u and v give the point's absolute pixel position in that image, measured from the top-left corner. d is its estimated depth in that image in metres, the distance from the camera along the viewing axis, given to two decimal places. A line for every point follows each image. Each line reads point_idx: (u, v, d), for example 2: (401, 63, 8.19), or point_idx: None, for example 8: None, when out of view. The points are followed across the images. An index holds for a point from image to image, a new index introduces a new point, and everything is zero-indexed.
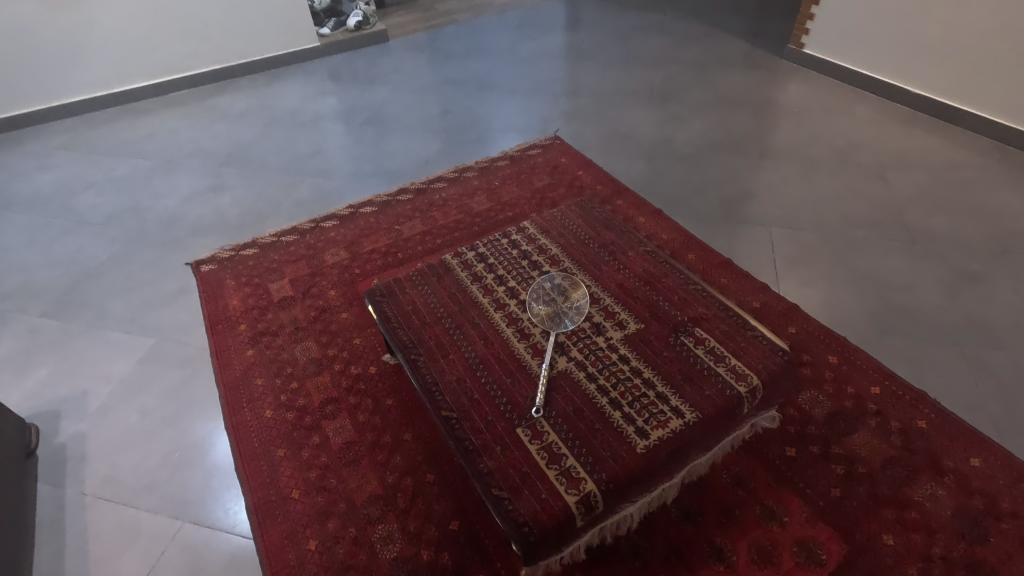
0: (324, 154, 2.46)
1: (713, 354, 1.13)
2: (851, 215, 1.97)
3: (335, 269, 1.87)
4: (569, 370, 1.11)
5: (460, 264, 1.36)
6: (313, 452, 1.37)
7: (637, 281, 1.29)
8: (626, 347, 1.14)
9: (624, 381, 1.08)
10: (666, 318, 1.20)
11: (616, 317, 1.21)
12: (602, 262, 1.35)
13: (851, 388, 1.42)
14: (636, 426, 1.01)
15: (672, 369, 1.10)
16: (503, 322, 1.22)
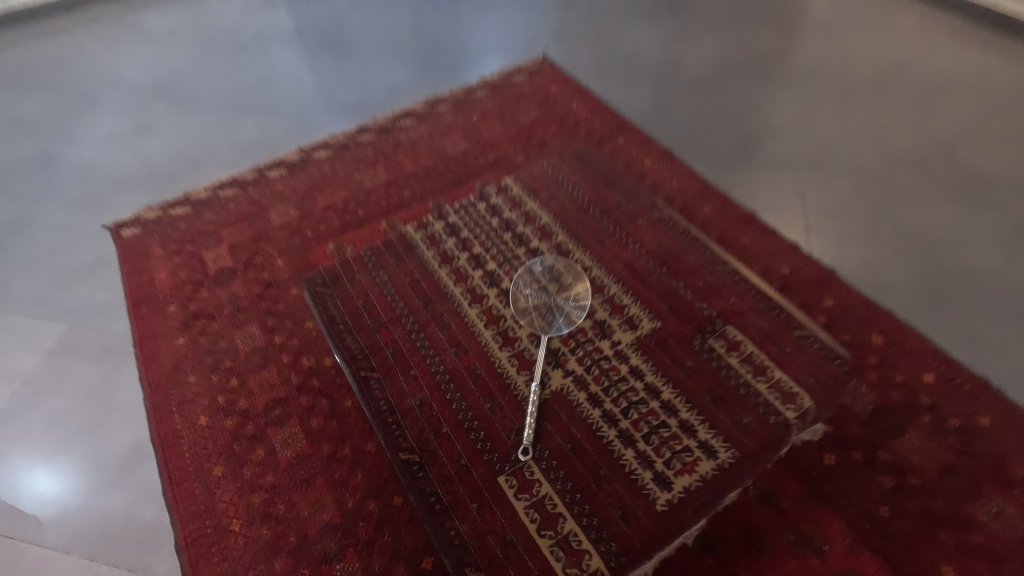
0: (270, 84, 2.06)
1: (750, 363, 1.02)
2: (897, 152, 1.65)
3: (284, 232, 1.57)
4: (570, 394, 1.03)
5: (433, 250, 1.25)
6: (257, 470, 1.14)
7: (650, 260, 1.18)
8: (636, 356, 1.05)
9: (636, 407, 1.00)
10: (689, 314, 1.09)
11: (622, 319, 1.10)
12: (606, 233, 1.23)
13: (899, 376, 1.19)
14: (648, 459, 0.95)
15: (695, 387, 1.00)
16: (482, 322, 1.13)
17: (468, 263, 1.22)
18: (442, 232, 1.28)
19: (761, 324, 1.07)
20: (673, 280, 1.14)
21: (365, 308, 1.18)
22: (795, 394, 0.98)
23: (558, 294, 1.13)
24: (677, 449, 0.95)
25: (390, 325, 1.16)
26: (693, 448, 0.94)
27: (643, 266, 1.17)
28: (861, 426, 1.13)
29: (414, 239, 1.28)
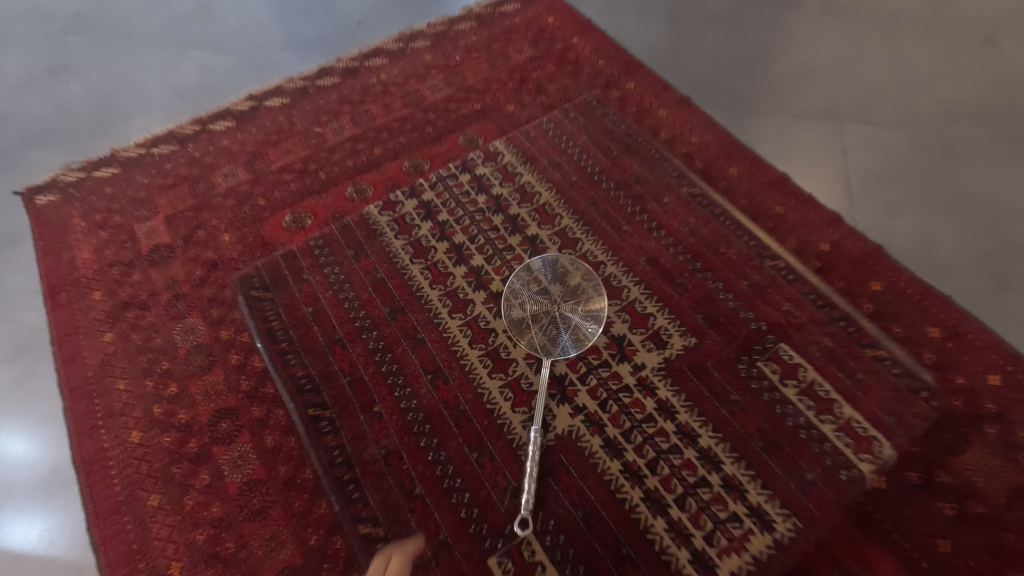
0: (213, 12, 1.71)
1: (811, 397, 0.94)
2: (956, 99, 1.38)
3: (230, 199, 1.32)
4: (582, 441, 0.92)
5: (409, 247, 1.13)
6: (201, 499, 0.95)
7: (681, 253, 1.08)
8: (667, 393, 0.95)
9: (665, 459, 0.90)
10: (732, 326, 1.00)
11: (643, 338, 1.00)
12: (623, 211, 1.13)
13: (962, 378, 1.00)
14: (685, 529, 0.85)
15: (739, 435, 0.91)
16: (467, 339, 1.02)
17: (450, 261, 1.10)
18: (414, 215, 1.16)
19: (825, 342, 0.99)
20: (700, 285, 1.05)
21: (315, 320, 1.08)
22: (872, 439, 0.91)
23: (562, 303, 0.98)
24: (721, 517, 0.85)
25: (349, 344, 1.05)
26: (742, 515, 0.85)
27: (675, 262, 1.07)
28: (923, 444, 0.93)
29: (378, 224, 1.16)
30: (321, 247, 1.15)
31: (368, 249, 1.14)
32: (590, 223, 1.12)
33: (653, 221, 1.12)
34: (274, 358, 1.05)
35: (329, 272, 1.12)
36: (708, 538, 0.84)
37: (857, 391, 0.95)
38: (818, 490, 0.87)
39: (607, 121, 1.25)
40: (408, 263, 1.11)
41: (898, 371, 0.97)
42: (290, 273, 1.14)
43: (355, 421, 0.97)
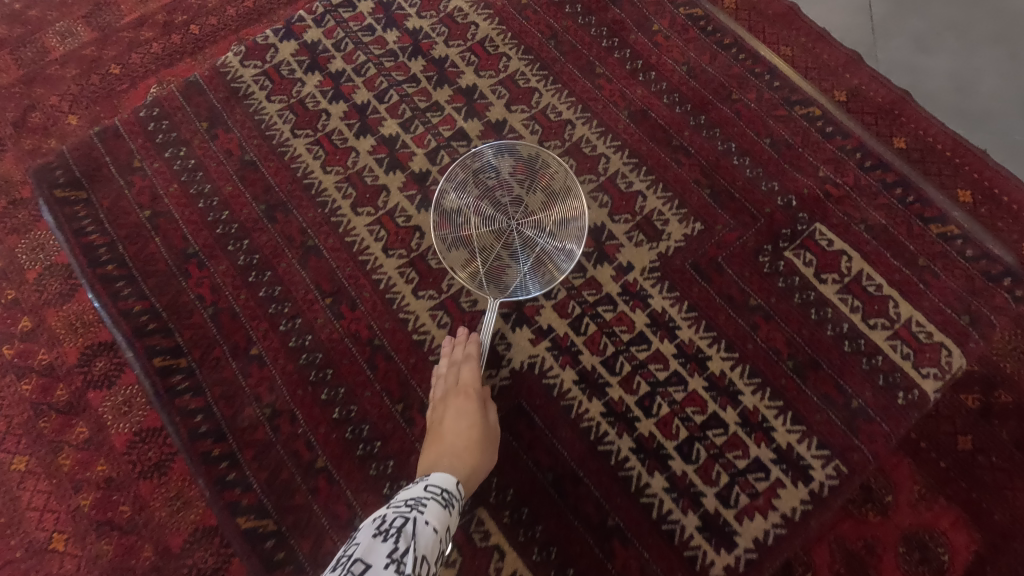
0: None
1: (855, 294, 0.78)
2: None
3: (72, 67, 0.98)
4: (550, 373, 0.76)
5: (291, 113, 0.86)
6: (80, 457, 0.76)
7: (669, 99, 0.85)
8: (665, 306, 0.77)
9: (662, 393, 0.75)
10: (751, 206, 0.80)
11: (627, 229, 0.80)
12: (591, 52, 0.87)
13: None
14: (692, 487, 0.72)
15: (758, 352, 0.76)
16: (380, 242, 0.80)
17: (348, 133, 0.84)
18: (293, 65, 0.88)
19: (878, 221, 0.80)
20: (706, 148, 0.83)
21: (153, 233, 0.83)
22: (939, 347, 0.76)
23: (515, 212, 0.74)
24: (740, 467, 0.73)
25: (205, 268, 0.81)
26: (768, 464, 0.73)
27: (670, 116, 0.84)
28: (992, 338, 0.76)
29: (242, 81, 0.88)
30: (157, 121, 0.88)
31: (227, 119, 0.87)
32: (549, 68, 0.86)
33: (638, 59, 0.86)
34: (98, 287, 0.82)
35: (172, 156, 0.86)
36: (723, 496, 0.72)
37: (919, 282, 0.78)
38: (870, 422, 0.74)
39: None
40: (290, 135, 0.85)
41: (971, 253, 0.79)
42: (110, 158, 0.87)
43: (228, 369, 0.77)
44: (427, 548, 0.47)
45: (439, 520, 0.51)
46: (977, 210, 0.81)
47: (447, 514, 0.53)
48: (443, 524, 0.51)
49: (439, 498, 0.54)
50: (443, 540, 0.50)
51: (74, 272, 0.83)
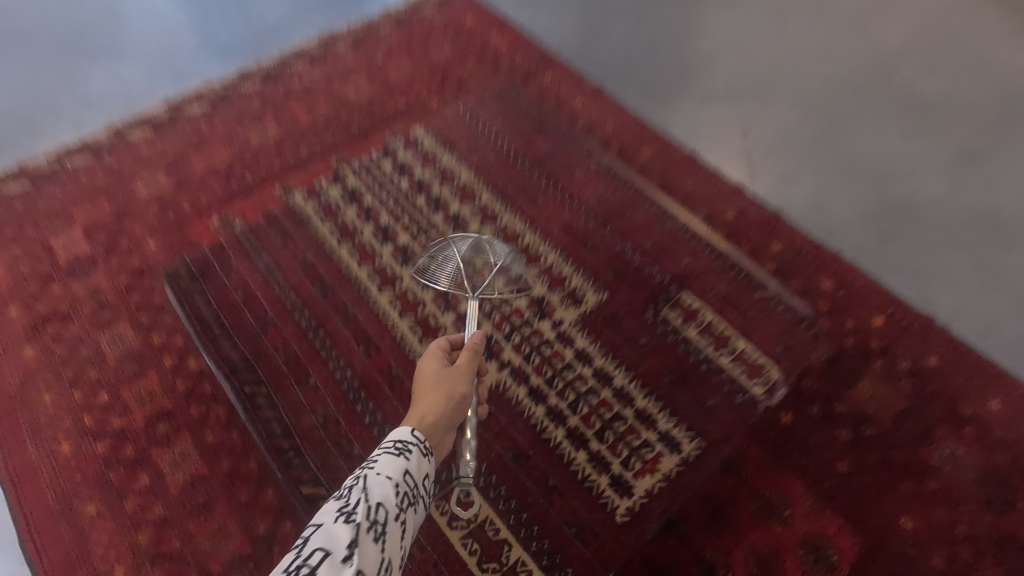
0: (120, 23, 1.69)
1: (711, 335, 1.05)
2: (840, 79, 1.54)
3: (154, 205, 1.30)
4: (507, 387, 1.00)
5: (332, 231, 1.17)
6: (141, 501, 0.94)
7: (592, 218, 1.16)
8: (582, 339, 1.03)
9: (585, 398, 0.99)
10: (639, 281, 1.09)
11: (560, 297, 1.07)
12: (541, 189, 1.20)
13: (851, 321, 1.13)
14: (607, 462, 0.94)
15: (652, 369, 1.01)
16: (394, 310, 1.07)
17: (377, 240, 1.15)
18: (339, 201, 1.21)
19: (721, 287, 1.10)
20: (607, 250, 1.13)
21: (238, 310, 1.09)
22: (763, 366, 1.02)
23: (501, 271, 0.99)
24: (640, 447, 0.95)
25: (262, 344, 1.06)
26: (659, 443, 0.95)
27: (586, 230, 1.15)
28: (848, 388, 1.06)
29: (305, 212, 1.20)
30: (248, 236, 1.18)
31: (289, 237, 1.17)
32: (507, 198, 1.19)
33: (567, 193, 1.20)
34: (207, 344, 1.05)
35: (258, 258, 1.15)
36: (628, 468, 0.93)
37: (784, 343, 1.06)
38: (721, 415, 0.98)
39: (510, 100, 1.34)
40: (336, 244, 1.15)
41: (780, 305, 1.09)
42: (215, 260, 1.15)
43: (291, 391, 1.01)
44: (383, 496, 0.58)
45: (392, 471, 0.61)
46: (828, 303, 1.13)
47: (404, 461, 0.63)
48: (398, 471, 0.62)
49: (394, 450, 0.64)
50: (403, 483, 0.61)
51: (159, 351, 1.08)
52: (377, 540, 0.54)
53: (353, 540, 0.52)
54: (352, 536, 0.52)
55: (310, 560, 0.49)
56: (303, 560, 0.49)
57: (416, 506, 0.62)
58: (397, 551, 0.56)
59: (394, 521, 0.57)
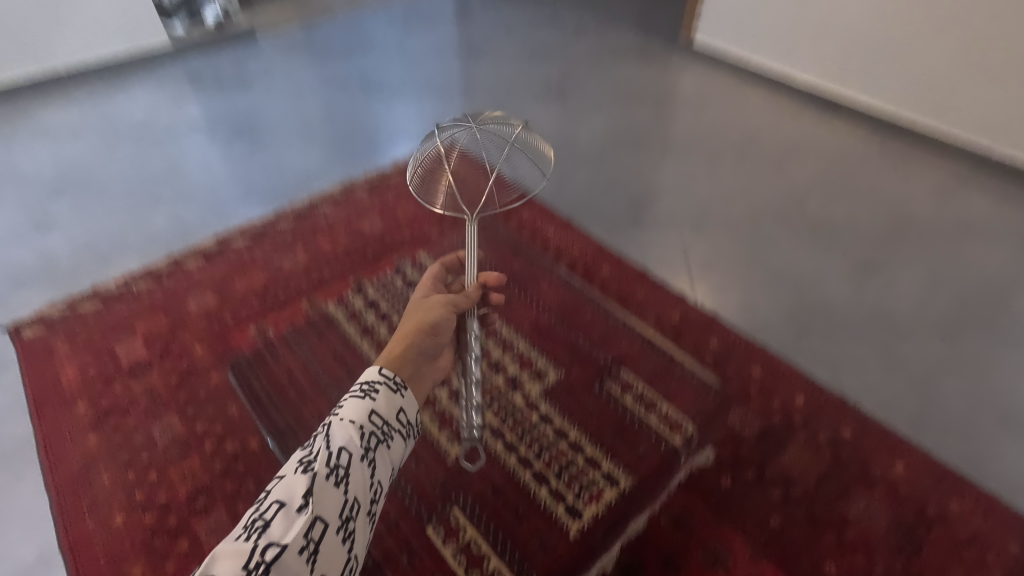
0: (182, 176, 2.10)
1: (642, 398, 1.06)
2: (760, 210, 1.92)
3: (202, 318, 1.57)
4: (485, 441, 1.05)
5: (353, 324, 1.46)
6: (181, 563, 1.11)
7: (553, 316, 1.29)
8: (545, 403, 1.09)
9: (548, 447, 1.03)
10: (586, 360, 1.17)
11: (526, 372, 1.16)
12: (513, 296, 1.35)
13: (777, 400, 1.37)
14: (565, 500, 0.96)
15: (599, 425, 1.04)
16: None
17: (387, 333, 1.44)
18: (362, 308, 1.50)
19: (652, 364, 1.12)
20: None
21: (279, 387, 1.29)
22: (681, 424, 1.00)
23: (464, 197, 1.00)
24: (593, 484, 0.96)
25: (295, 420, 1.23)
26: (608, 478, 0.96)
27: (547, 323, 1.27)
28: (776, 455, 1.27)
29: (337, 315, 1.48)
30: (292, 333, 1.40)
31: (320, 335, 1.42)
32: None
33: None
34: (257, 414, 1.25)
35: (297, 348, 1.37)
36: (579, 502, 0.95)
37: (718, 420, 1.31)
38: (646, 456, 0.97)
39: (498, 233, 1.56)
40: (359, 337, 1.43)
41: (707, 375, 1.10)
42: (266, 350, 1.36)
43: None
44: (346, 441, 0.71)
45: (356, 416, 0.74)
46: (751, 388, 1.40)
47: (369, 403, 0.76)
48: (362, 414, 0.75)
49: (360, 393, 0.77)
50: (368, 425, 0.74)
51: (202, 436, 1.30)
52: (337, 485, 0.67)
53: (307, 489, 0.64)
54: (306, 487, 0.65)
55: (268, 512, 0.63)
56: (262, 515, 0.62)
57: (387, 440, 0.76)
58: (361, 485, 0.70)
59: (357, 463, 0.70)
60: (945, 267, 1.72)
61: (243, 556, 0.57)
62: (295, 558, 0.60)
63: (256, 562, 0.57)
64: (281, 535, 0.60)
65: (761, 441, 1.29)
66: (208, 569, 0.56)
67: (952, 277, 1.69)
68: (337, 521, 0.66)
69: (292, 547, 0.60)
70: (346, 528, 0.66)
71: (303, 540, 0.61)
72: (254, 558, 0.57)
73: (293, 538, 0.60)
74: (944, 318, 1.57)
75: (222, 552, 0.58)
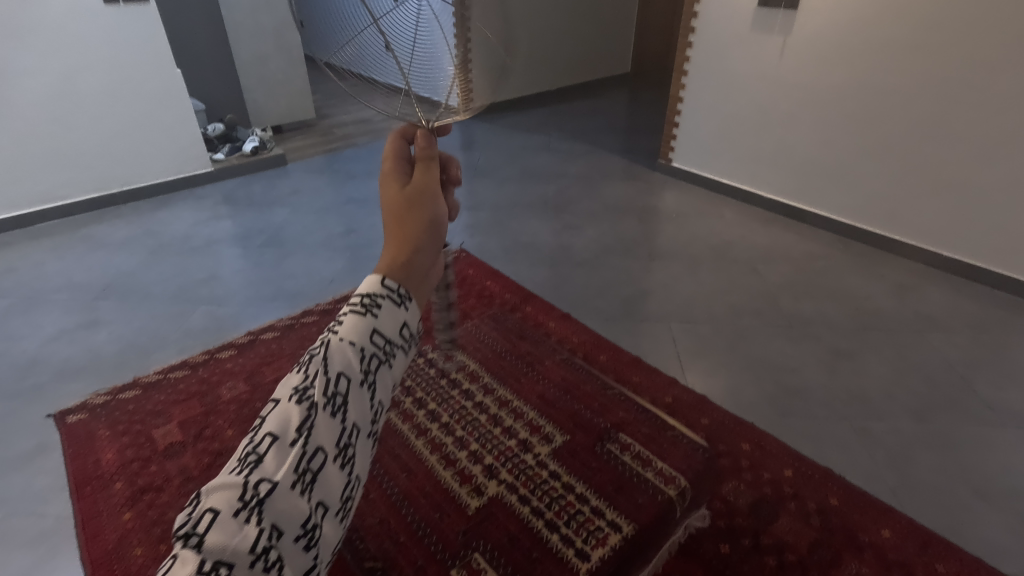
0: (218, 280, 2.33)
1: (639, 459, 1.28)
2: (738, 306, 2.13)
3: (233, 404, 1.71)
4: (501, 495, 1.24)
5: None
6: None
7: (558, 390, 1.56)
8: (554, 462, 1.30)
9: (558, 499, 1.21)
10: (587, 428, 1.40)
11: (536, 437, 1.38)
12: (522, 372, 1.65)
13: (766, 473, 1.48)
14: (574, 543, 1.12)
15: (602, 480, 1.24)
16: (426, 449, 1.36)
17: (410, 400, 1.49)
18: None
19: (645, 430, 1.37)
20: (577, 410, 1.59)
21: None
22: (676, 478, 1.23)
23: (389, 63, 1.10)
24: (598, 529, 1.14)
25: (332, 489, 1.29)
26: (612, 525, 1.14)
27: (551, 395, 1.54)
28: (772, 524, 1.35)
29: None
30: None
31: None
32: None
33: None
34: None
35: None
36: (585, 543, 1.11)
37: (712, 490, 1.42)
38: (644, 505, 1.17)
39: (503, 320, 1.89)
40: None
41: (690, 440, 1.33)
42: None
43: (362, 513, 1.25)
44: (345, 364, 0.54)
45: (356, 334, 0.55)
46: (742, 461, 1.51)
47: (371, 320, 0.57)
48: (364, 333, 0.56)
49: (360, 307, 0.57)
50: (369, 345, 0.56)
51: None
52: (335, 416, 0.52)
53: (303, 423, 0.50)
54: (304, 417, 0.50)
55: (260, 447, 0.49)
56: (254, 448, 0.49)
57: (391, 359, 0.58)
58: (363, 410, 0.55)
59: (358, 389, 0.54)
60: (910, 354, 1.89)
61: (236, 489, 0.46)
62: (289, 492, 0.49)
63: (249, 495, 0.47)
64: (274, 469, 0.48)
65: (755, 510, 1.39)
66: (199, 504, 0.46)
67: (917, 362, 1.86)
68: (336, 449, 0.52)
69: (285, 484, 0.48)
70: (347, 455, 0.53)
71: (295, 473, 0.49)
72: (247, 492, 0.47)
73: (285, 474, 0.48)
74: (913, 399, 1.72)
75: (210, 487, 0.47)
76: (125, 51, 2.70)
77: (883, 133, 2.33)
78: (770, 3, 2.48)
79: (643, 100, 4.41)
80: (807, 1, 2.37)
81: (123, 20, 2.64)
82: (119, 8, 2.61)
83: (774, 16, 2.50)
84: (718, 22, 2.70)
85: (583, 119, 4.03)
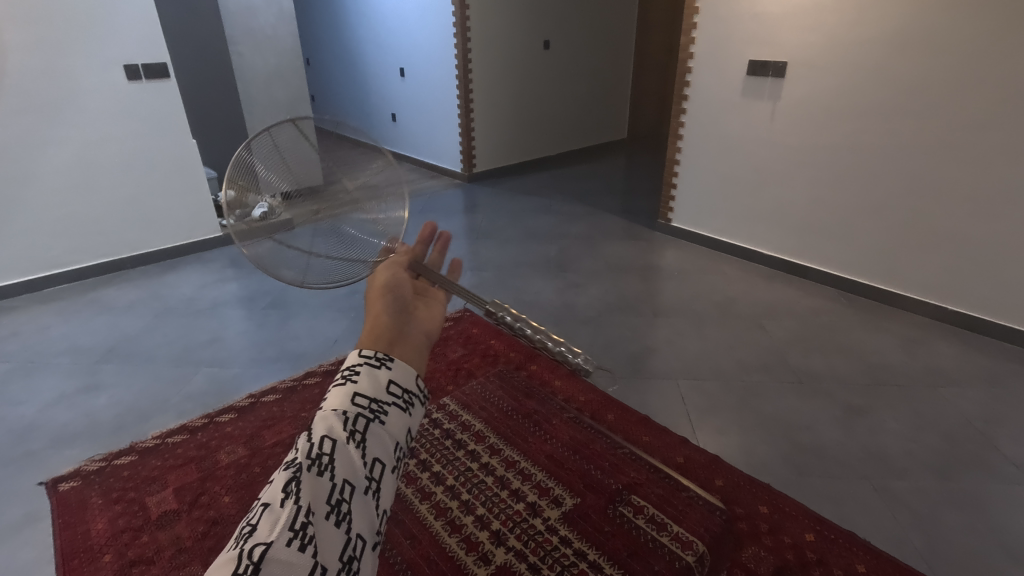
0: (221, 342, 2.33)
1: (654, 523, 1.33)
2: (746, 362, 2.11)
3: (231, 469, 1.66)
4: (509, 563, 1.22)
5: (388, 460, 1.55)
6: None
7: (566, 450, 1.55)
8: (564, 527, 1.31)
9: (570, 567, 1.22)
10: (598, 491, 1.42)
11: (546, 501, 1.38)
12: (528, 431, 1.62)
13: (788, 538, 1.39)
14: None
15: (615, 546, 1.27)
16: (431, 514, 1.34)
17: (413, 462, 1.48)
18: None
19: (658, 493, 1.41)
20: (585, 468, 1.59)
21: None
22: (693, 542, 1.30)
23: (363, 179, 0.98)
24: None
25: None
26: None
27: (560, 456, 1.53)
28: None
29: None
30: None
31: None
32: None
33: None
34: None
35: None
36: None
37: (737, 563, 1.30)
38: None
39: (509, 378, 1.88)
40: None
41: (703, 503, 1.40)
42: None
43: None
44: (329, 428, 0.52)
45: (336, 401, 0.53)
46: (760, 525, 1.41)
47: (349, 386, 0.55)
48: (343, 398, 0.53)
49: (339, 379, 0.56)
50: (352, 407, 0.53)
51: None
52: (321, 474, 0.49)
53: (289, 482, 0.48)
54: (289, 477, 0.49)
55: (252, 521, 0.47)
56: (248, 522, 0.47)
57: (383, 416, 0.55)
58: (354, 465, 0.51)
59: (345, 446, 0.51)
60: (925, 410, 1.84)
61: (228, 564, 0.43)
62: (287, 553, 0.44)
63: (243, 566, 0.42)
64: (267, 532, 0.45)
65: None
66: None
67: (934, 418, 1.81)
68: (331, 505, 0.49)
69: (281, 541, 0.45)
70: (343, 512, 0.49)
71: (292, 530, 0.46)
72: (241, 561, 0.43)
73: (280, 531, 0.45)
74: (934, 457, 1.65)
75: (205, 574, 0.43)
76: (144, 125, 2.83)
77: (878, 191, 2.38)
78: (758, 72, 2.62)
79: (640, 164, 4.56)
80: (794, 69, 2.49)
81: (143, 94, 2.78)
82: (140, 84, 2.76)
83: (762, 83, 2.63)
84: (709, 91, 2.84)
85: (585, 182, 4.15)
